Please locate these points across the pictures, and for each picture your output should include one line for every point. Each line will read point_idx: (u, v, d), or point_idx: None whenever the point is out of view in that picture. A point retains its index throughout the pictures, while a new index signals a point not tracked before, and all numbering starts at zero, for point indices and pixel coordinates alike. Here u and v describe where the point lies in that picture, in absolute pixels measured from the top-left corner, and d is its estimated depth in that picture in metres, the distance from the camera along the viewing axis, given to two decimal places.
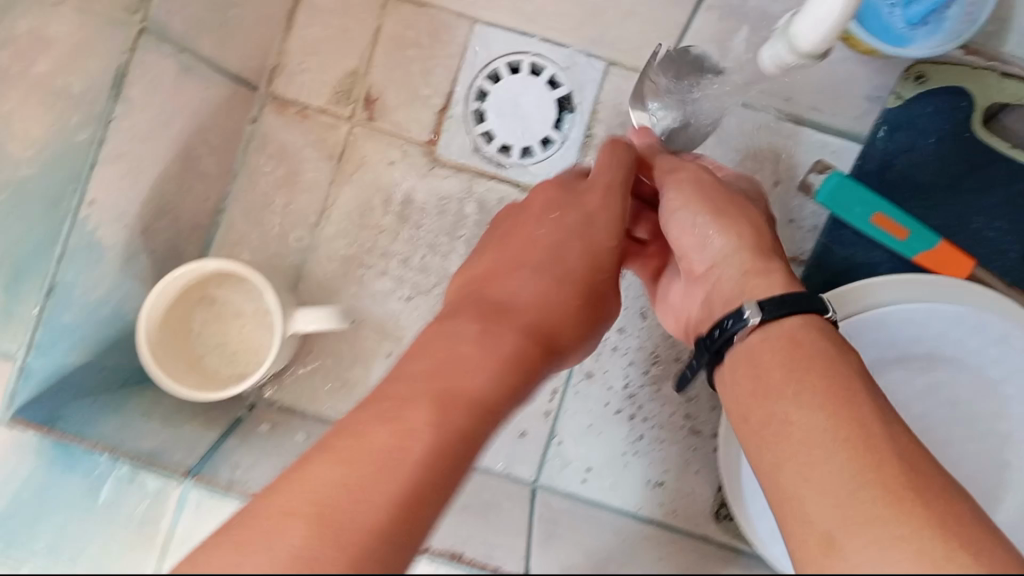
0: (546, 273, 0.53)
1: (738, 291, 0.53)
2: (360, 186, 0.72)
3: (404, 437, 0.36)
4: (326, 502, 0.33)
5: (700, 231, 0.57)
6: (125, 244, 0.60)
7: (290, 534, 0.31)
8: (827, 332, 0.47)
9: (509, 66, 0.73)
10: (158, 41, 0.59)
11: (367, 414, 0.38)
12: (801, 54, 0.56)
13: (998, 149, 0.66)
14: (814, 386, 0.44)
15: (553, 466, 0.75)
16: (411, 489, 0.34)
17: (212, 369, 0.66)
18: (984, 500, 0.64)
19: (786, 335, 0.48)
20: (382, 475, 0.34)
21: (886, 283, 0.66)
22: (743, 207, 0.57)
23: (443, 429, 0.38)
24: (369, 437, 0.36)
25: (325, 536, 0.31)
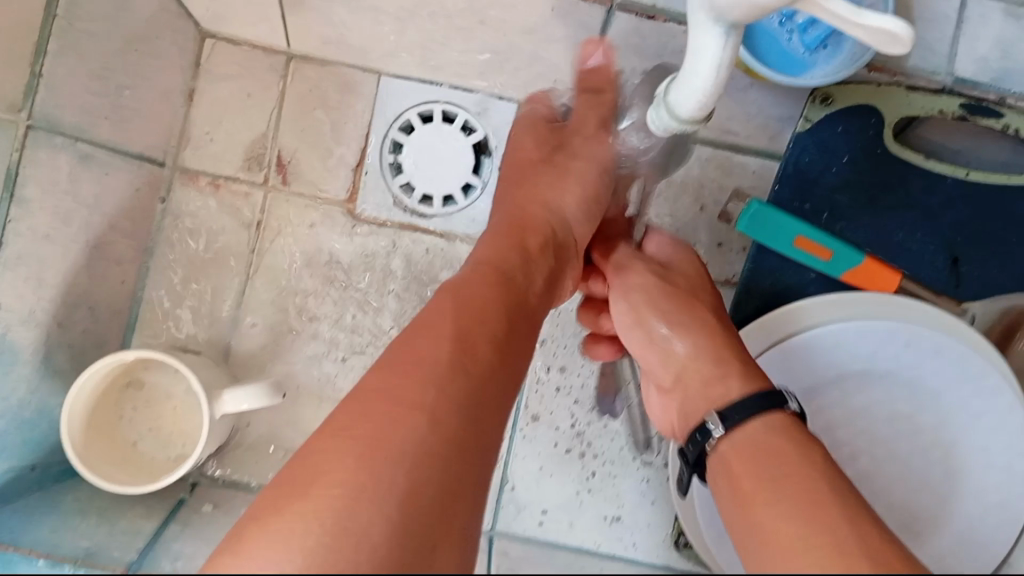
0: (517, 189, 0.61)
1: (703, 398, 0.51)
2: (282, 251, 0.73)
3: (419, 385, 0.39)
4: (359, 449, 0.35)
5: (662, 343, 0.56)
6: (38, 344, 0.59)
7: (332, 499, 0.33)
8: (793, 435, 0.44)
9: (421, 115, 0.73)
10: (47, 137, 0.56)
11: (386, 380, 0.39)
12: (686, 119, 0.48)
13: (913, 160, 0.67)
14: (783, 486, 0.40)
15: (508, 513, 0.72)
16: (440, 440, 0.37)
17: (149, 457, 0.68)
18: (934, 511, 0.61)
19: (755, 439, 0.45)
20: (408, 425, 0.36)
21: (821, 304, 0.63)
22: (703, 295, 0.59)
23: (454, 369, 0.40)
24: (389, 386, 0.39)
25: (367, 494, 0.33)
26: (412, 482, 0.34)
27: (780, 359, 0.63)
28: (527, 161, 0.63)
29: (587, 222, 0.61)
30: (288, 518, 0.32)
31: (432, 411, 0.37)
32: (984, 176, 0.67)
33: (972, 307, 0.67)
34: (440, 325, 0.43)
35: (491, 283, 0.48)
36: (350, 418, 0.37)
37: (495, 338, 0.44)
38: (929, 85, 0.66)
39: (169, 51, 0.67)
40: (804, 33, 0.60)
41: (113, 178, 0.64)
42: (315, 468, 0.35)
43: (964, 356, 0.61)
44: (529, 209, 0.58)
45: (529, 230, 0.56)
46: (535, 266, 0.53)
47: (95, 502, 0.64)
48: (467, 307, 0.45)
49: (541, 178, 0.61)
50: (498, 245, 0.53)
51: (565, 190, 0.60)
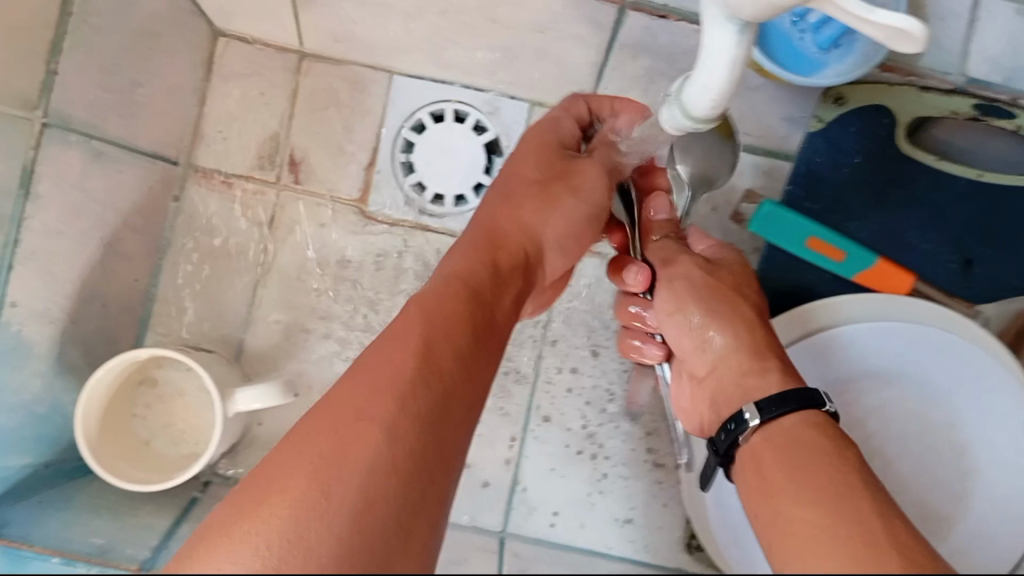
0: (502, 202, 0.56)
1: (739, 388, 0.52)
2: (294, 250, 0.73)
3: (383, 396, 0.38)
4: (316, 466, 0.35)
5: (699, 333, 0.56)
6: (52, 340, 0.59)
7: (283, 519, 0.34)
8: (829, 432, 0.44)
9: (432, 115, 0.73)
10: (61, 134, 0.56)
11: (349, 393, 0.39)
12: (698, 119, 0.48)
13: (925, 161, 0.67)
14: (813, 480, 0.40)
15: (519, 514, 0.73)
16: (401, 452, 0.36)
17: (163, 455, 0.68)
18: (947, 508, 0.62)
19: (790, 432, 0.45)
20: (365, 439, 0.36)
21: (852, 301, 0.63)
22: (744, 291, 0.58)
23: (419, 380, 0.39)
24: (355, 397, 0.38)
25: (316, 513, 0.34)
26: (366, 499, 0.34)
27: (799, 358, 0.63)
28: (521, 178, 0.57)
29: (569, 250, 0.57)
30: (240, 538, 0.33)
31: (393, 423, 0.37)
32: (997, 177, 0.66)
33: (986, 309, 0.67)
34: (409, 333, 0.42)
35: (463, 298, 0.46)
36: (313, 431, 0.37)
37: (465, 348, 0.43)
38: (943, 85, 0.64)
39: (182, 50, 0.68)
40: (816, 32, 0.59)
41: (126, 176, 0.64)
42: (273, 483, 0.35)
43: (980, 359, 0.61)
44: (508, 230, 0.54)
45: (504, 254, 0.52)
46: (505, 286, 0.50)
47: (108, 497, 0.65)
48: (440, 316, 0.43)
49: (525, 200, 0.56)
50: (470, 261, 0.50)
51: (551, 219, 0.55)
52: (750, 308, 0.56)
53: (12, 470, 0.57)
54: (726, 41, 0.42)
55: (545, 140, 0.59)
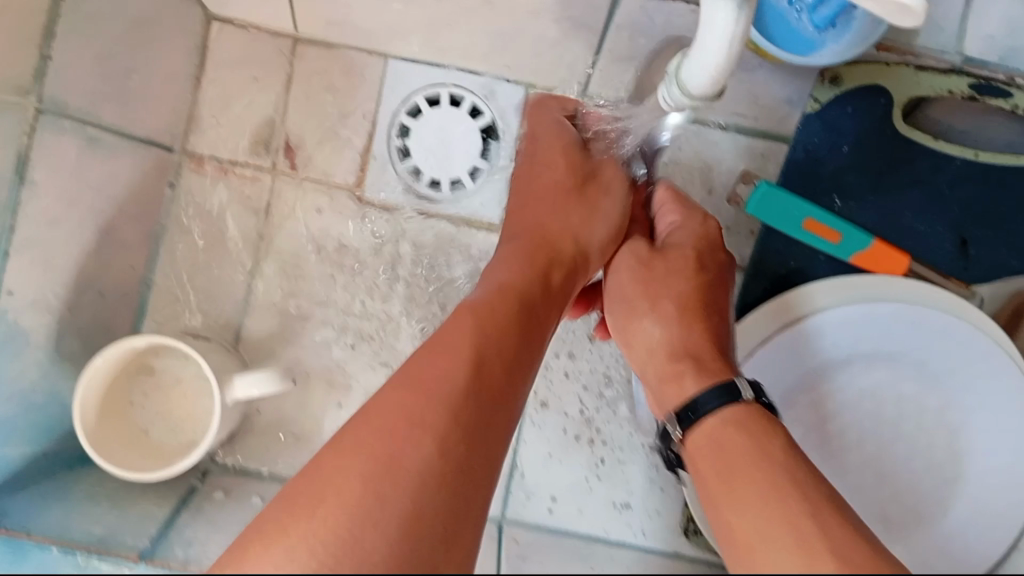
0: (525, 197, 0.59)
1: (661, 393, 0.53)
2: (290, 237, 0.73)
3: (431, 408, 0.40)
4: (369, 471, 0.37)
5: (634, 329, 0.56)
6: (48, 328, 0.59)
7: (340, 520, 0.35)
8: (750, 424, 0.45)
9: (428, 99, 0.72)
10: (56, 121, 0.56)
11: (399, 398, 0.40)
12: (696, 96, 0.48)
13: (921, 141, 0.68)
14: (742, 482, 0.40)
15: (517, 500, 0.73)
16: (450, 465, 0.38)
17: (161, 442, 0.68)
18: (940, 494, 0.63)
19: (713, 433, 0.46)
20: (417, 450, 0.38)
21: (824, 288, 0.62)
22: (675, 281, 0.56)
23: (471, 396, 0.41)
24: (406, 403, 0.40)
25: (370, 515, 0.35)
26: (415, 507, 0.36)
27: (789, 342, 0.62)
28: (556, 186, 0.58)
29: (608, 254, 0.59)
30: (296, 534, 0.34)
31: (443, 437, 0.39)
32: (993, 156, 0.67)
33: (981, 289, 0.68)
34: (459, 347, 0.44)
35: (505, 310, 0.48)
36: (362, 432, 0.39)
37: (510, 367, 0.45)
38: (940, 64, 0.66)
39: (175, 36, 0.67)
40: (813, 13, 0.59)
41: (121, 163, 0.64)
42: (325, 484, 0.37)
43: (970, 338, 0.61)
44: (556, 236, 0.56)
45: (553, 261, 0.55)
46: (550, 296, 0.52)
47: (107, 485, 0.65)
48: (489, 334, 0.46)
49: (552, 193, 0.58)
50: (517, 268, 0.53)
51: (596, 224, 0.58)
52: (678, 300, 0.55)
53: (11, 458, 0.57)
54: (715, 44, 0.43)
55: (563, 140, 0.60)
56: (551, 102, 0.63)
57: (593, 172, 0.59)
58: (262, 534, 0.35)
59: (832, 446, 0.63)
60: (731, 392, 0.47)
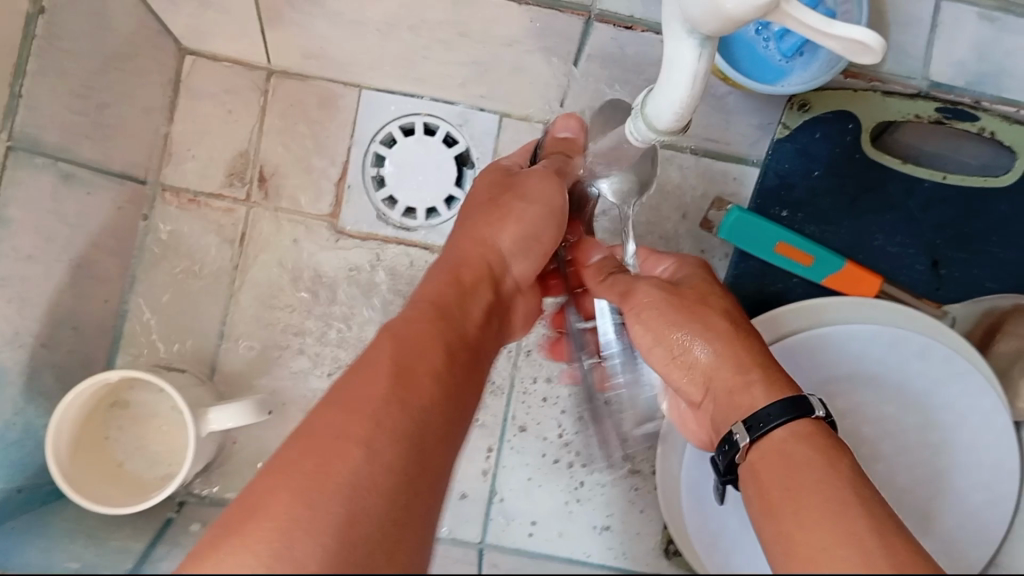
0: (457, 221, 0.57)
1: (729, 407, 0.51)
2: (265, 266, 0.73)
3: (357, 418, 0.38)
4: (295, 485, 0.34)
5: (685, 351, 0.53)
6: (23, 364, 0.58)
7: (269, 535, 0.32)
8: (821, 442, 0.45)
9: (403, 129, 0.73)
10: (29, 158, 0.55)
11: (324, 413, 0.39)
12: (660, 133, 0.48)
13: (891, 165, 0.68)
14: (803, 491, 0.41)
15: (497, 525, 0.72)
16: (379, 472, 0.36)
17: (136, 476, 0.67)
18: (918, 518, 0.62)
19: (783, 447, 0.45)
20: (347, 456, 0.36)
21: (841, 303, 0.64)
22: (714, 300, 0.55)
23: (393, 404, 0.39)
24: (330, 416, 0.38)
25: (301, 528, 0.33)
26: (348, 517, 0.34)
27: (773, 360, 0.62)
28: (477, 203, 0.57)
29: (531, 259, 0.56)
30: (224, 554, 0.31)
31: (370, 442, 0.37)
32: (961, 179, 0.68)
33: (953, 309, 0.69)
34: (380, 360, 0.42)
35: (428, 324, 0.46)
36: (286, 453, 0.37)
37: (437, 373, 0.43)
38: (905, 90, 0.65)
39: (148, 70, 0.67)
40: (780, 41, 0.61)
41: (95, 196, 0.64)
42: (250, 506, 0.34)
43: (947, 356, 0.62)
44: (468, 247, 0.54)
45: (475, 275, 0.53)
46: (470, 306, 0.50)
47: (83, 522, 0.64)
48: (409, 345, 0.44)
49: (482, 213, 0.56)
50: (433, 284, 0.51)
51: (519, 230, 0.55)
52: (723, 315, 0.54)
53: None
54: (669, 103, 0.46)
55: (491, 172, 0.60)
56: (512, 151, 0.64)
57: (513, 183, 0.58)
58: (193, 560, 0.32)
59: None
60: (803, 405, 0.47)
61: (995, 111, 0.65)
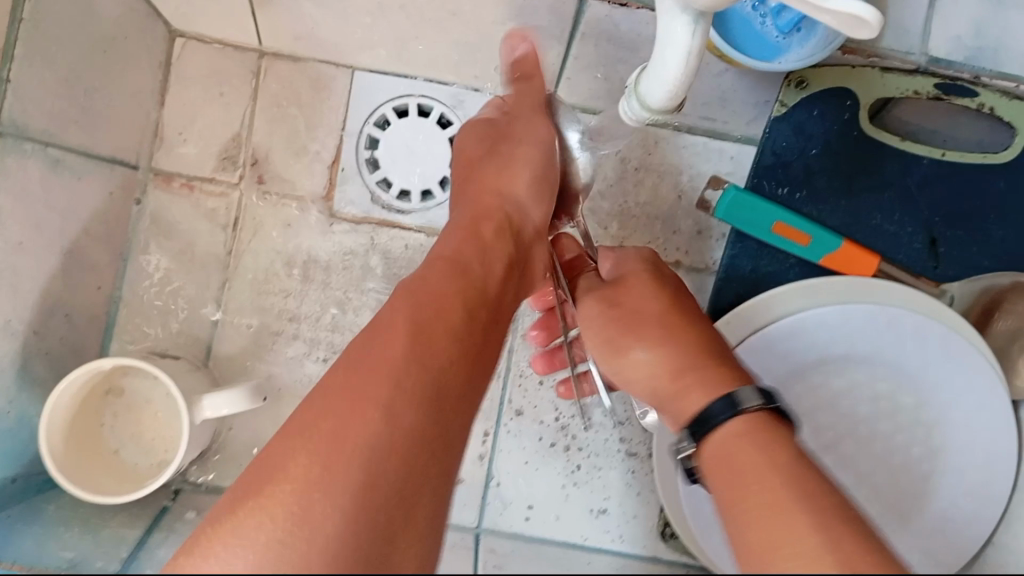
0: (462, 177, 0.59)
1: (673, 412, 0.50)
2: (258, 251, 0.72)
3: (378, 378, 0.40)
4: (315, 447, 0.37)
5: (632, 358, 0.53)
6: (15, 352, 0.58)
7: (288, 499, 0.36)
8: (762, 437, 0.43)
9: (396, 110, 0.72)
10: (18, 143, 0.55)
11: (344, 372, 0.41)
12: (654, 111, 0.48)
13: (888, 142, 0.68)
14: (752, 495, 0.39)
15: (494, 509, 0.71)
16: (398, 432, 0.39)
17: (132, 464, 0.67)
18: (914, 494, 0.63)
19: (727, 446, 0.44)
20: (365, 419, 0.38)
21: (786, 293, 0.64)
22: (648, 306, 0.55)
23: (413, 363, 0.42)
24: (350, 377, 0.41)
25: (320, 492, 0.36)
26: (367, 478, 0.37)
27: (766, 343, 0.62)
28: (476, 158, 0.59)
29: (544, 205, 0.57)
30: (247, 519, 0.35)
31: (389, 405, 0.39)
32: (958, 155, 0.68)
33: (951, 288, 0.68)
34: (403, 316, 0.44)
35: (449, 278, 0.48)
36: (307, 413, 0.40)
37: (457, 329, 0.45)
38: (905, 65, 0.65)
39: (137, 53, 0.67)
40: (777, 17, 0.59)
41: (85, 182, 0.63)
42: (272, 466, 0.37)
43: (943, 335, 0.61)
44: (482, 205, 0.55)
45: (484, 222, 0.53)
46: (491, 255, 0.51)
47: (78, 511, 0.63)
48: (432, 300, 0.46)
49: (489, 167, 0.57)
50: (449, 241, 0.52)
51: (520, 178, 0.56)
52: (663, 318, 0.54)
53: None
54: (664, 77, 0.45)
55: (483, 125, 0.60)
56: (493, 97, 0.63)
57: (507, 132, 0.58)
58: (215, 523, 0.36)
59: (813, 443, 0.64)
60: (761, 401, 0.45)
61: (994, 87, 0.65)
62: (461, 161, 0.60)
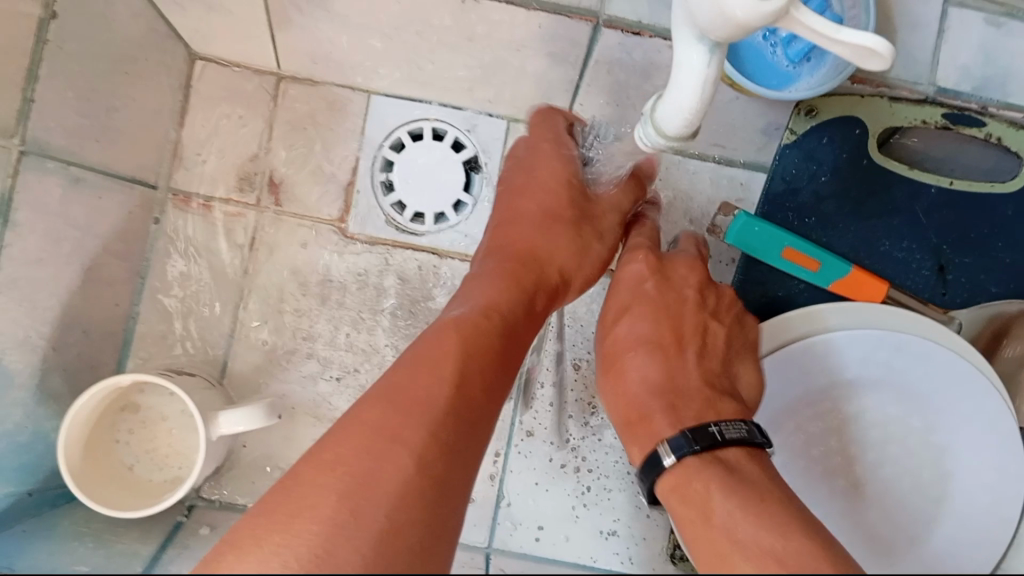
0: (519, 213, 0.63)
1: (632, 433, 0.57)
2: (273, 271, 0.73)
3: (413, 429, 0.42)
4: (346, 490, 0.38)
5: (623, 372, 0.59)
6: (32, 367, 0.59)
7: (314, 537, 0.36)
8: (700, 482, 0.49)
9: (411, 133, 0.73)
10: (39, 161, 0.56)
11: (377, 415, 0.42)
12: (668, 138, 0.49)
13: (897, 170, 0.69)
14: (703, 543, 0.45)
15: (504, 529, 0.72)
16: (424, 482, 0.40)
17: (145, 479, 0.68)
18: (921, 520, 0.63)
19: (679, 494, 0.49)
20: (397, 469, 0.39)
21: (831, 309, 0.64)
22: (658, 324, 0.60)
23: (447, 420, 0.44)
24: (386, 424, 0.42)
25: (345, 534, 0.36)
26: (391, 526, 0.37)
27: (790, 358, 0.63)
28: (550, 206, 0.62)
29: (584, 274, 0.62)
30: (271, 550, 0.35)
31: (420, 458, 0.41)
32: (966, 185, 0.69)
33: (959, 314, 0.69)
34: (443, 367, 0.46)
35: (489, 334, 0.50)
36: (339, 449, 0.40)
37: (488, 390, 0.48)
38: (913, 95, 0.66)
39: (158, 76, 0.68)
40: (787, 46, 0.61)
41: (104, 201, 0.64)
42: (301, 499, 0.38)
43: (949, 360, 0.62)
44: (537, 255, 0.60)
45: (538, 287, 0.58)
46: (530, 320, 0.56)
47: (91, 525, 0.64)
48: (473, 352, 0.48)
49: (559, 228, 0.61)
50: (504, 290, 0.56)
51: (584, 258, 0.62)
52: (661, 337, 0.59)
53: None
54: (680, 105, 0.46)
55: (554, 164, 0.63)
56: (558, 117, 0.66)
57: (587, 203, 0.63)
58: (237, 548, 0.36)
59: (823, 465, 0.64)
60: (706, 436, 0.51)
61: (1001, 117, 0.66)
62: (512, 191, 0.64)
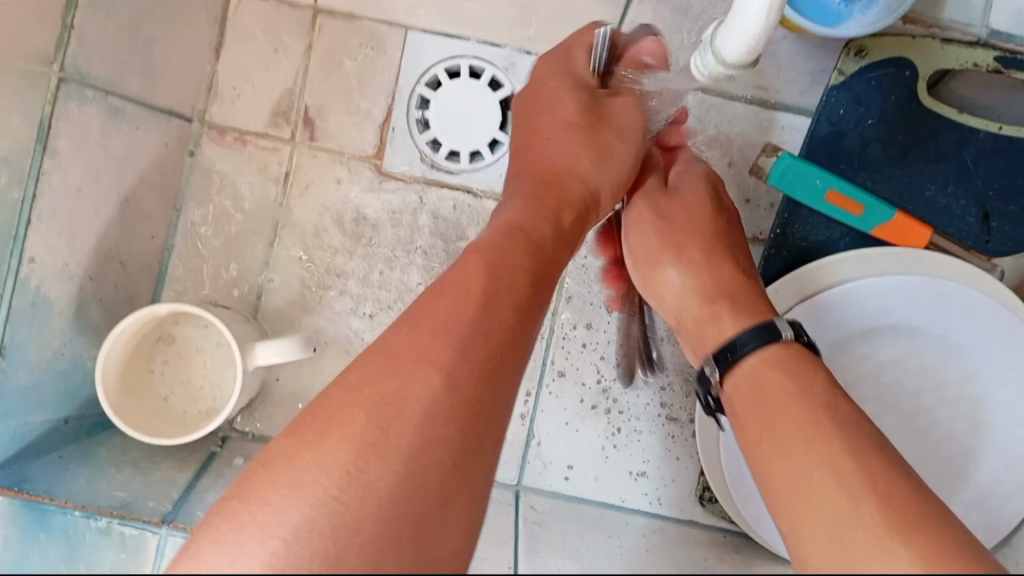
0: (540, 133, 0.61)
1: (700, 337, 0.57)
2: (309, 206, 0.73)
3: (440, 344, 0.41)
4: (371, 408, 0.38)
5: (669, 281, 0.60)
6: (70, 296, 0.59)
7: (344, 456, 0.36)
8: (789, 367, 0.48)
9: (448, 71, 0.72)
10: (78, 89, 0.56)
11: (406, 337, 0.42)
12: (731, 64, 0.51)
13: (947, 115, 0.68)
14: (782, 422, 0.45)
15: (534, 468, 0.72)
16: (453, 400, 0.40)
17: (179, 410, 0.68)
18: (952, 472, 0.63)
19: (757, 375, 0.49)
20: (424, 384, 0.39)
21: (853, 257, 0.63)
22: (698, 237, 0.60)
23: (478, 332, 0.43)
24: (412, 342, 0.42)
25: (376, 449, 0.37)
26: (422, 443, 0.37)
27: (829, 304, 0.63)
28: (564, 120, 0.60)
29: (612, 180, 0.60)
30: (302, 471, 0.36)
31: (450, 373, 0.40)
32: (1015, 131, 0.67)
33: (1002, 262, 0.68)
34: (471, 287, 0.45)
35: (517, 251, 0.49)
36: (364, 372, 0.41)
37: (520, 303, 0.46)
38: (965, 37, 0.67)
39: (194, 7, 0.67)
40: None
41: (141, 132, 0.64)
42: (327, 423, 0.38)
43: (991, 311, 0.62)
44: (560, 176, 0.58)
45: (564, 202, 0.56)
46: (561, 228, 0.54)
47: (129, 453, 0.65)
48: (500, 270, 0.47)
49: (571, 139, 0.60)
50: (527, 209, 0.54)
51: (606, 167, 0.60)
52: (707, 250, 0.60)
53: (32, 427, 0.58)
54: (743, 39, 0.49)
55: (569, 80, 0.62)
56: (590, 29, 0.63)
57: (600, 107, 0.62)
58: (268, 463, 0.37)
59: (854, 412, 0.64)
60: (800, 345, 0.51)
61: None
62: (527, 105, 0.63)
